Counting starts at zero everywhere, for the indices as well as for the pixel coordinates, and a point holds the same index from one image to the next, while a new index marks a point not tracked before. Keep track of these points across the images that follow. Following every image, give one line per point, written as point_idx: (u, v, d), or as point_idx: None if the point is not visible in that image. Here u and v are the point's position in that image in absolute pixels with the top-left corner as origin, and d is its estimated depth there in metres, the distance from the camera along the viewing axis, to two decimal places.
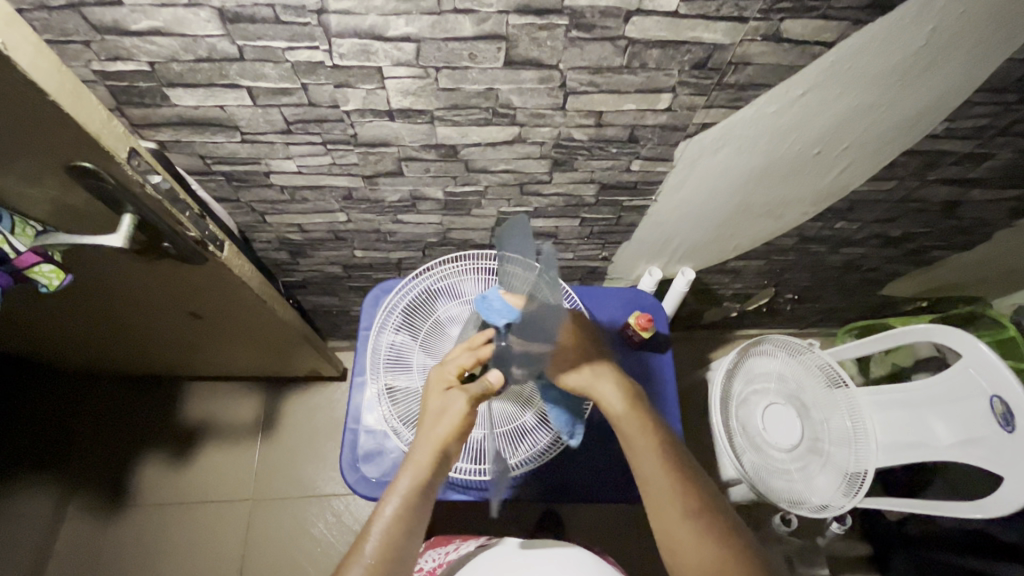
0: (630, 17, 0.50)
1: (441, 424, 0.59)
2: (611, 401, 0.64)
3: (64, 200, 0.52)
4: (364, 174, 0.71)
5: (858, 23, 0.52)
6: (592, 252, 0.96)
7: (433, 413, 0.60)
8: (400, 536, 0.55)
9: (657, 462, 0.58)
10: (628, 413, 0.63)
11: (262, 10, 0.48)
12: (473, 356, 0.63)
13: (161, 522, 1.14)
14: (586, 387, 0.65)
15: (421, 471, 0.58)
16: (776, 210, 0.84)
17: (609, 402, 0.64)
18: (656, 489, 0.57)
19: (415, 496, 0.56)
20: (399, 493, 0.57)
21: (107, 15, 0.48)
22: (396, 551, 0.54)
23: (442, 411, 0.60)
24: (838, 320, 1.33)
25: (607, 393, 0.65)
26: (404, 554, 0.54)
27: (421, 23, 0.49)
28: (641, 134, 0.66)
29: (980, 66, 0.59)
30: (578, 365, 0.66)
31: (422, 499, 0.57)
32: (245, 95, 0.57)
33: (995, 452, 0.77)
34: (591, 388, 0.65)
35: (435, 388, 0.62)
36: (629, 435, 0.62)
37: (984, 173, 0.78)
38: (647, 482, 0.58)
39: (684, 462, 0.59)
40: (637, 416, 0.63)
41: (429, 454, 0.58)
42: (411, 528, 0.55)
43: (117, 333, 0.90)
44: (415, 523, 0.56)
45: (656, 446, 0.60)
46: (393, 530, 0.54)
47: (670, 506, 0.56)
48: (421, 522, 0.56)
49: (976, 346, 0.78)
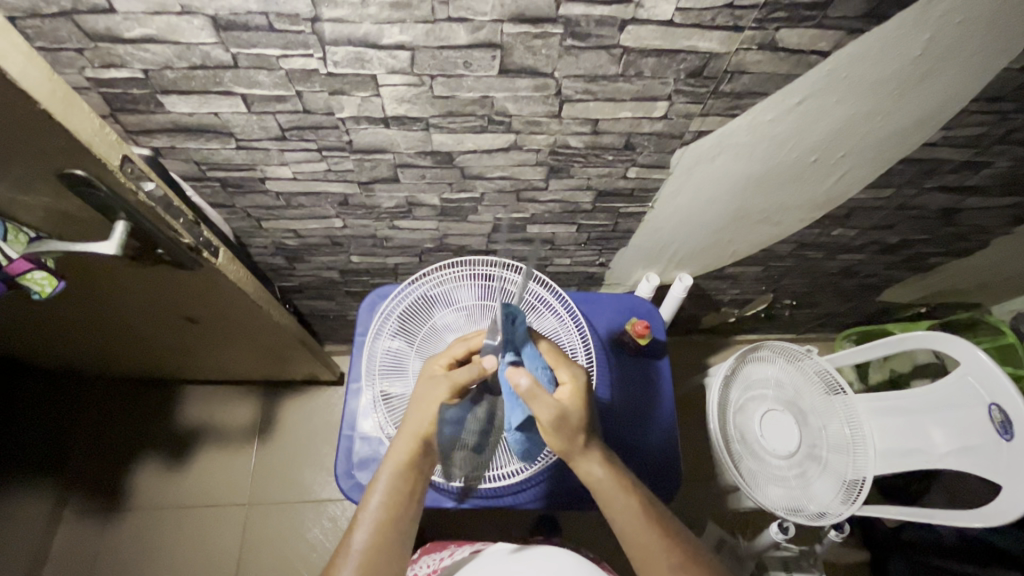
0: (626, 26, 0.50)
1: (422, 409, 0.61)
2: (594, 471, 0.59)
3: (57, 207, 0.52)
4: (359, 180, 0.71)
5: (855, 32, 0.52)
6: (590, 258, 0.96)
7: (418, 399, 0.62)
8: (389, 523, 0.57)
9: (646, 531, 0.58)
10: (614, 485, 0.59)
11: (256, 18, 0.47)
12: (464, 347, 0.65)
13: (157, 527, 1.13)
14: (572, 455, 0.59)
15: (399, 457, 0.60)
16: (774, 216, 0.84)
17: (593, 475, 0.59)
18: (648, 559, 0.57)
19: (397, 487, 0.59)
20: (380, 487, 0.59)
21: (99, 23, 0.48)
22: (386, 542, 0.56)
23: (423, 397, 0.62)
24: (837, 325, 1.33)
25: (589, 466, 0.59)
26: (395, 543, 0.56)
27: (415, 32, 0.49)
28: (637, 141, 0.65)
29: (978, 74, 0.59)
30: (571, 434, 0.58)
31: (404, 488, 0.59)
32: (239, 102, 0.57)
33: (994, 461, 0.76)
34: (574, 459, 0.60)
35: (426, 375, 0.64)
36: (614, 509, 0.59)
37: (983, 180, 0.78)
38: (638, 551, 0.57)
39: (669, 523, 0.59)
40: (620, 487, 0.59)
41: (408, 440, 0.60)
42: (398, 516, 0.58)
43: (113, 338, 0.90)
44: (401, 511, 0.58)
45: (644, 516, 0.58)
46: (381, 522, 0.57)
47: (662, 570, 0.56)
48: (408, 511, 0.58)
49: (974, 352, 0.78)
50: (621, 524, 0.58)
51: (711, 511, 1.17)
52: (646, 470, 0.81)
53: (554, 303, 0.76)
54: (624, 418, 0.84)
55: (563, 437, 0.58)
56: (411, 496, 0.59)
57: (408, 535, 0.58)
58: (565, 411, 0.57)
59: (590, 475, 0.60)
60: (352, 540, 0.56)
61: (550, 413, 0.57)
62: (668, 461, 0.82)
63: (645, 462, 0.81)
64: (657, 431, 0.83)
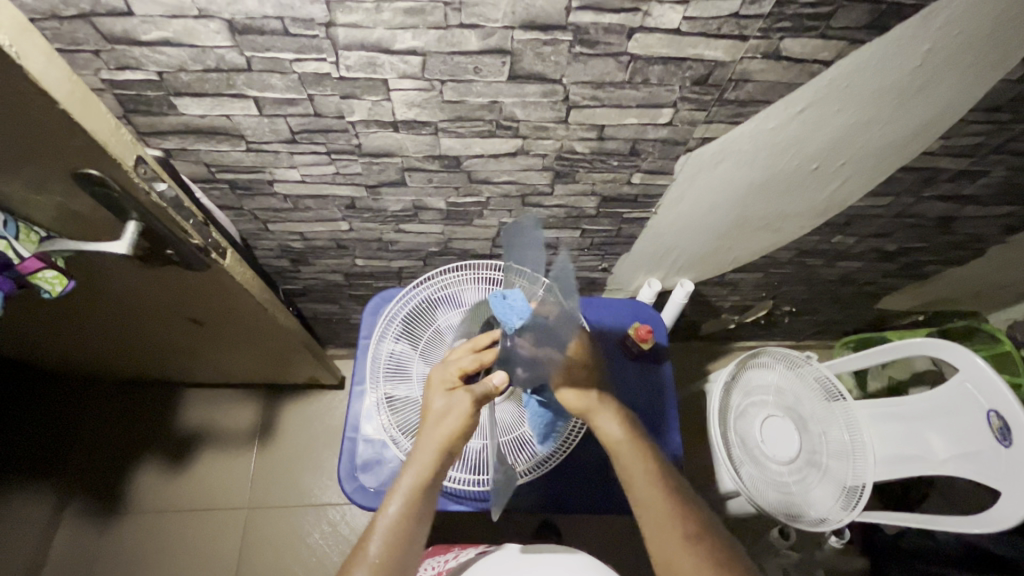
0: (634, 34, 0.51)
1: (444, 426, 0.60)
2: (611, 428, 0.63)
3: (69, 206, 0.52)
4: (367, 184, 0.71)
5: (855, 43, 0.53)
6: (593, 263, 0.97)
7: (439, 414, 0.61)
8: (401, 538, 0.56)
9: (658, 494, 0.59)
10: (631, 444, 0.62)
11: (271, 22, 0.48)
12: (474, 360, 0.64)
13: (156, 531, 1.13)
14: (587, 413, 0.64)
15: (418, 473, 0.59)
16: (774, 223, 0.85)
17: (610, 432, 0.63)
18: (659, 523, 0.57)
19: (416, 498, 0.58)
20: (400, 496, 0.58)
21: (117, 25, 0.48)
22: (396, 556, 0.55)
23: (446, 411, 0.61)
24: (836, 333, 1.34)
25: (608, 424, 0.63)
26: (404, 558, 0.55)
27: (427, 38, 0.50)
28: (642, 147, 0.66)
29: (975, 85, 0.60)
30: (583, 387, 0.64)
31: (423, 499, 0.58)
32: (252, 105, 0.58)
33: (992, 466, 0.77)
34: (593, 415, 0.64)
35: (439, 387, 0.63)
36: (628, 468, 0.61)
37: (980, 189, 0.79)
38: (649, 516, 0.58)
39: (684, 492, 0.60)
40: (637, 448, 0.62)
41: (428, 456, 0.59)
42: (409, 532, 0.56)
43: (116, 340, 0.90)
44: (415, 528, 0.57)
45: (658, 481, 0.60)
46: (392, 536, 0.56)
47: (674, 536, 0.56)
48: (419, 527, 0.57)
49: (973, 359, 0.79)
50: (637, 485, 0.60)
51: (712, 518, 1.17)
52: None
53: None
54: None
55: (577, 391, 0.64)
56: (424, 513, 0.58)
57: (416, 551, 0.57)
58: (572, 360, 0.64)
59: (608, 434, 0.63)
60: (367, 548, 0.55)
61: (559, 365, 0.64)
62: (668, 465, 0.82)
63: None
64: (658, 435, 0.84)
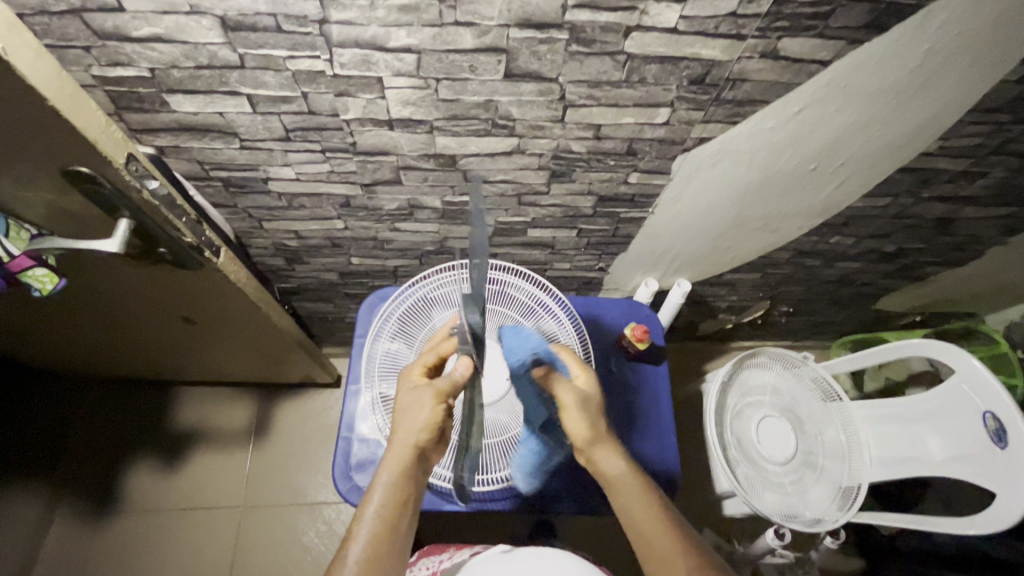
0: (630, 33, 0.50)
1: (411, 419, 0.60)
2: (615, 464, 0.60)
3: (60, 204, 0.52)
4: (362, 182, 0.71)
5: (853, 42, 0.53)
6: (589, 263, 0.96)
7: (406, 409, 0.61)
8: (385, 534, 0.56)
9: (656, 523, 0.58)
10: (633, 480, 0.60)
11: (265, 18, 0.48)
12: (435, 353, 0.65)
13: (151, 530, 1.12)
14: (593, 444, 0.60)
15: (394, 468, 0.59)
16: (772, 223, 0.85)
17: (609, 465, 0.60)
18: (663, 555, 0.56)
19: (394, 494, 0.58)
20: (377, 496, 0.58)
21: (108, 21, 0.48)
22: (384, 550, 0.55)
23: (413, 406, 0.61)
24: (833, 333, 1.34)
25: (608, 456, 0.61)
26: (391, 552, 0.56)
27: (422, 35, 0.49)
28: (638, 147, 0.66)
29: (974, 85, 0.60)
30: (594, 417, 0.61)
31: (401, 496, 0.58)
32: (245, 102, 0.57)
33: (988, 468, 0.77)
34: (592, 447, 0.61)
35: (406, 385, 0.63)
36: (630, 505, 0.59)
37: (977, 190, 0.79)
38: (651, 550, 0.56)
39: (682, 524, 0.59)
40: (635, 480, 0.60)
41: (402, 449, 0.60)
42: (395, 526, 0.57)
43: (110, 338, 0.89)
44: (397, 525, 0.57)
45: (660, 515, 0.58)
46: (377, 532, 0.56)
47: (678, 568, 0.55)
48: (405, 520, 0.58)
49: (969, 361, 0.78)
50: (636, 516, 0.58)
51: (708, 518, 1.17)
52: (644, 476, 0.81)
53: (553, 307, 0.77)
54: (622, 423, 0.84)
55: (587, 422, 0.60)
56: (407, 505, 0.59)
57: (405, 543, 0.58)
58: (586, 394, 0.61)
59: (609, 470, 0.60)
60: (348, 552, 0.55)
61: (571, 396, 0.60)
62: (665, 465, 0.82)
63: (643, 467, 0.81)
64: (655, 436, 0.84)
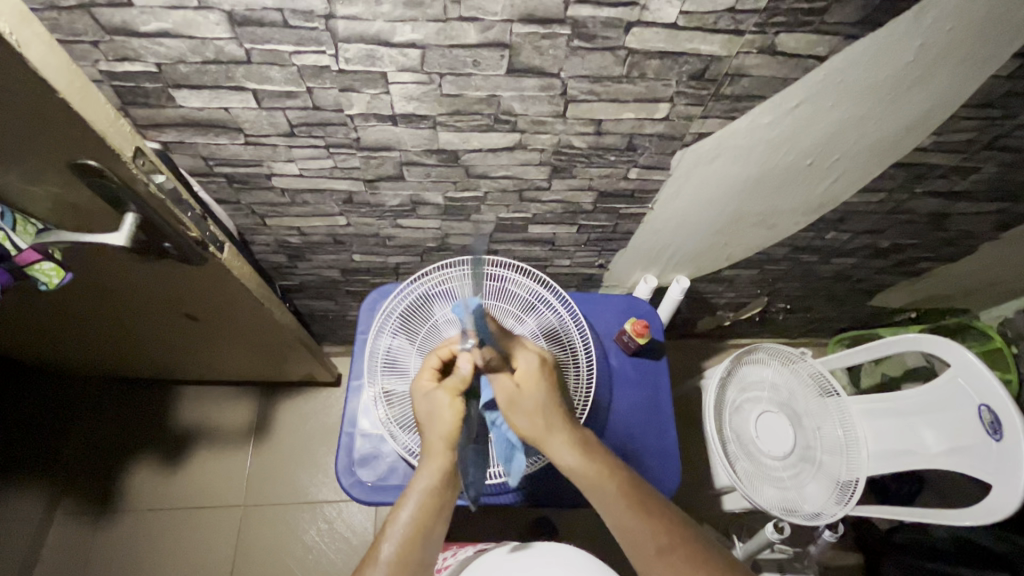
0: (631, 29, 0.51)
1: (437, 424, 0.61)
2: (567, 458, 0.60)
3: (67, 198, 0.52)
4: (365, 178, 0.72)
5: (849, 38, 0.54)
6: (589, 259, 0.97)
7: (431, 411, 0.62)
8: (418, 540, 0.57)
9: (629, 517, 0.57)
10: (589, 469, 0.59)
11: (272, 14, 0.48)
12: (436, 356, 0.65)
13: (151, 528, 1.12)
14: (541, 442, 0.61)
15: (433, 473, 0.59)
16: (770, 219, 0.86)
17: (566, 460, 0.60)
18: (634, 540, 0.56)
19: (430, 497, 0.58)
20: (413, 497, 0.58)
21: (116, 16, 0.49)
22: (415, 555, 0.56)
23: (435, 410, 0.61)
24: (829, 329, 1.35)
25: (561, 450, 0.60)
26: (423, 557, 0.56)
27: (427, 30, 0.50)
28: (639, 142, 0.67)
29: (968, 81, 0.61)
30: (529, 415, 0.61)
31: (437, 498, 0.59)
32: (251, 97, 0.58)
33: (983, 460, 0.78)
34: (544, 444, 0.60)
35: (420, 390, 0.64)
36: (594, 496, 0.59)
37: (971, 185, 0.80)
38: (625, 539, 0.57)
39: (653, 502, 0.58)
40: (595, 469, 0.59)
41: (441, 456, 0.60)
42: (428, 530, 0.57)
43: (112, 335, 0.89)
44: (431, 524, 0.58)
45: (626, 500, 0.58)
46: (412, 533, 0.57)
47: (650, 553, 0.55)
48: (437, 525, 0.58)
49: (965, 355, 0.80)
50: (609, 516, 0.58)
51: (706, 514, 1.18)
52: (644, 469, 0.82)
53: (553, 302, 0.78)
54: (622, 417, 0.85)
55: (526, 422, 0.61)
56: (440, 512, 0.59)
57: (437, 544, 0.59)
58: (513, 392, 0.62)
59: (564, 463, 0.60)
60: (381, 550, 0.56)
61: (502, 396, 0.62)
62: (665, 459, 0.83)
63: (643, 460, 0.82)
64: (655, 430, 0.84)
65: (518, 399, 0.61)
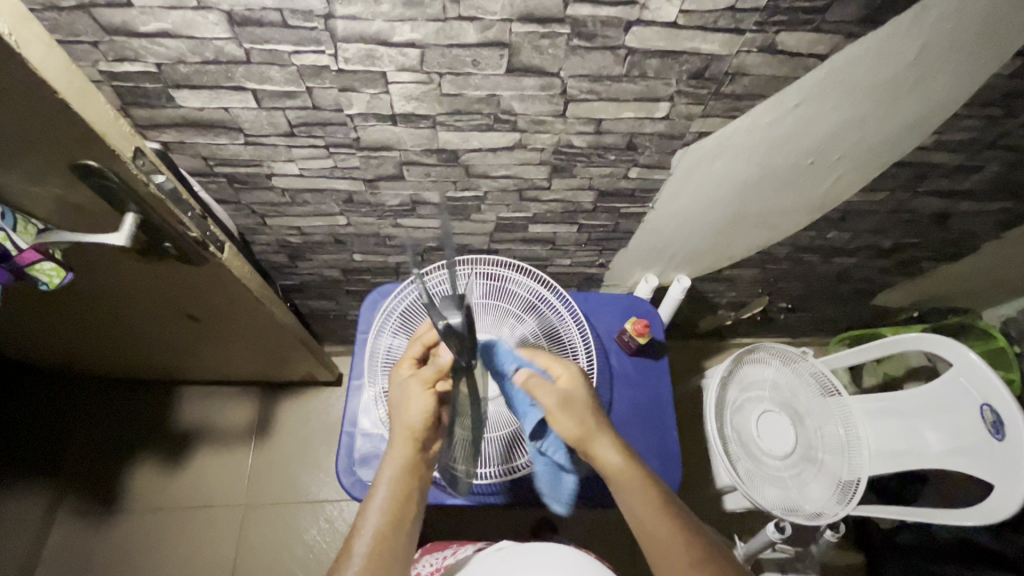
0: (630, 28, 0.51)
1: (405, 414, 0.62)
2: (612, 457, 0.60)
3: (67, 199, 0.53)
4: (365, 178, 0.72)
5: (850, 37, 0.54)
6: (590, 259, 0.97)
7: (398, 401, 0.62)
8: (390, 530, 0.57)
9: (664, 525, 0.57)
10: (631, 471, 0.60)
11: (271, 14, 0.48)
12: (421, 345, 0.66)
13: (153, 528, 1.13)
14: (588, 441, 0.61)
15: (398, 461, 0.60)
16: (770, 219, 0.86)
17: (609, 459, 0.60)
18: (664, 549, 0.56)
19: (399, 486, 0.59)
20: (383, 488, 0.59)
21: (116, 16, 0.49)
22: (390, 548, 0.56)
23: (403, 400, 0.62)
24: (831, 329, 1.35)
25: (606, 451, 0.60)
26: (398, 549, 0.56)
27: (426, 30, 0.50)
28: (639, 142, 0.67)
29: (969, 80, 0.61)
30: (580, 416, 0.61)
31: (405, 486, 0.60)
32: (250, 97, 0.58)
33: (986, 460, 0.78)
34: (591, 444, 0.61)
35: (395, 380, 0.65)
36: (630, 496, 0.58)
37: (973, 184, 0.80)
38: (654, 548, 0.57)
39: (685, 516, 0.59)
40: (637, 471, 0.60)
41: (405, 445, 0.61)
42: (400, 521, 0.58)
43: (113, 335, 0.90)
44: (403, 514, 0.58)
45: (661, 508, 0.58)
46: (384, 525, 0.57)
47: (680, 564, 0.55)
48: (410, 514, 0.59)
49: (966, 354, 0.80)
50: (641, 521, 0.58)
51: (707, 513, 1.18)
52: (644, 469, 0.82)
53: (554, 302, 0.77)
54: (623, 417, 0.84)
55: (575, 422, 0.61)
56: (409, 501, 0.59)
57: (412, 535, 0.59)
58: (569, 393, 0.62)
59: (607, 462, 0.60)
60: (355, 546, 0.55)
61: (552, 399, 0.61)
62: (666, 459, 0.83)
63: (644, 460, 0.82)
64: (656, 430, 0.84)
65: (569, 402, 0.61)
